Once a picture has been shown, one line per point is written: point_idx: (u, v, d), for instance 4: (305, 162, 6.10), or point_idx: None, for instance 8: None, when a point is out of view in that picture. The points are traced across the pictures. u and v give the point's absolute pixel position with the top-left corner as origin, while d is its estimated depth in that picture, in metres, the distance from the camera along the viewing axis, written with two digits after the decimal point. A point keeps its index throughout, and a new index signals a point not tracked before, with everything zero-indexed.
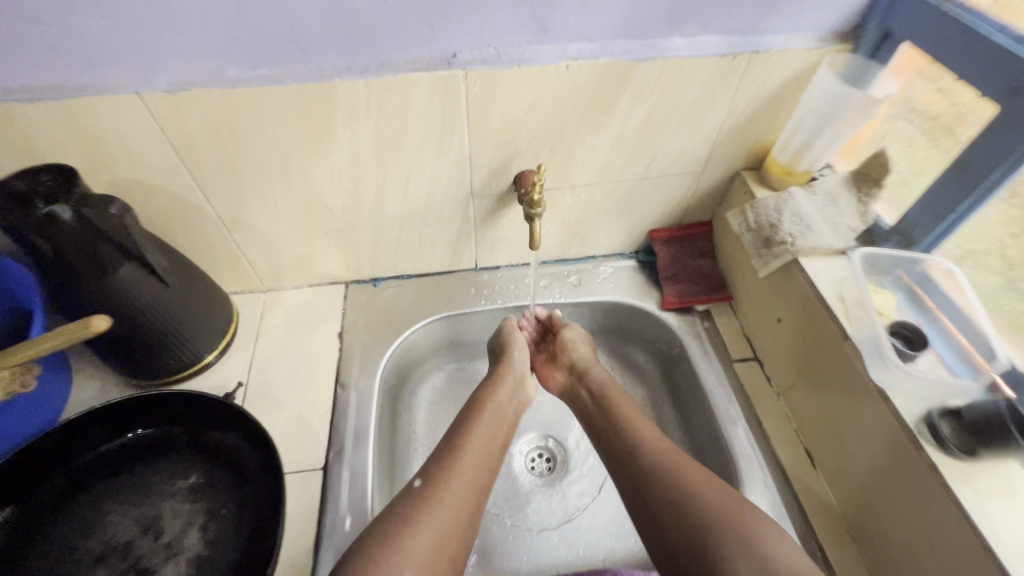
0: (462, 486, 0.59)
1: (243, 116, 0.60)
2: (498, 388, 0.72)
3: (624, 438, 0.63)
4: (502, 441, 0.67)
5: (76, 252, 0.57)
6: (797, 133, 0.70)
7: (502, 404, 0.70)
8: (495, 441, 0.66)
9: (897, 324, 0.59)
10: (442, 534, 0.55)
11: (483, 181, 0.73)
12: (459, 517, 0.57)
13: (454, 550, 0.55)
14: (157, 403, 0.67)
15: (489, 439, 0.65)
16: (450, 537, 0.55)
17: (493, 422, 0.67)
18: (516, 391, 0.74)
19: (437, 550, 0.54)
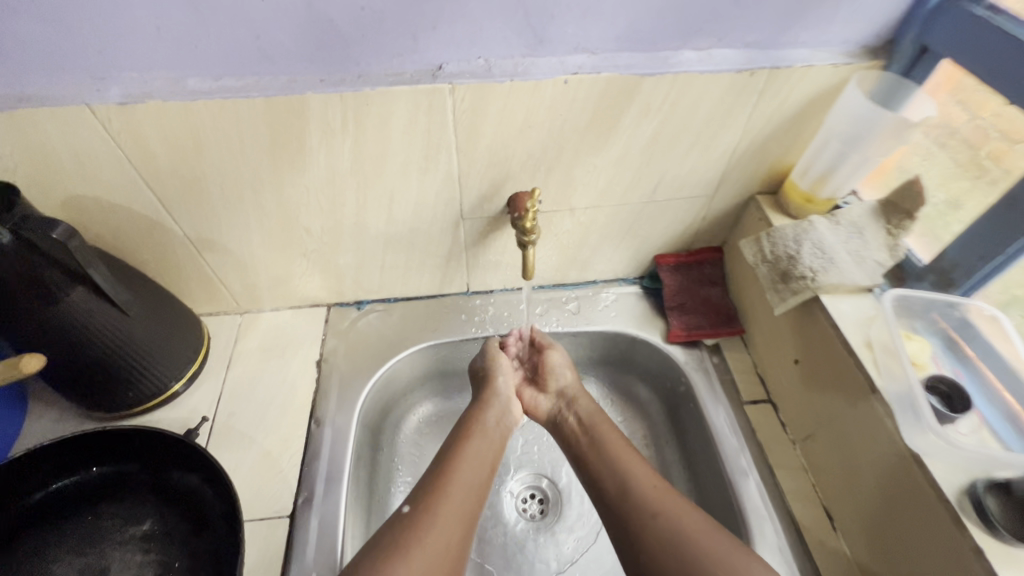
0: (452, 518, 0.54)
1: (207, 130, 0.54)
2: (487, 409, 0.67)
3: (628, 472, 0.58)
4: (492, 468, 0.62)
5: (18, 280, 0.52)
6: (820, 157, 0.64)
7: (490, 428, 0.65)
8: (487, 470, 0.61)
9: (932, 378, 0.53)
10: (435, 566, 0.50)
11: (473, 202, 0.67)
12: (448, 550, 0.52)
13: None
14: (112, 441, 0.61)
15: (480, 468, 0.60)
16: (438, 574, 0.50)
17: (485, 449, 0.63)
18: (504, 415, 0.68)
19: None
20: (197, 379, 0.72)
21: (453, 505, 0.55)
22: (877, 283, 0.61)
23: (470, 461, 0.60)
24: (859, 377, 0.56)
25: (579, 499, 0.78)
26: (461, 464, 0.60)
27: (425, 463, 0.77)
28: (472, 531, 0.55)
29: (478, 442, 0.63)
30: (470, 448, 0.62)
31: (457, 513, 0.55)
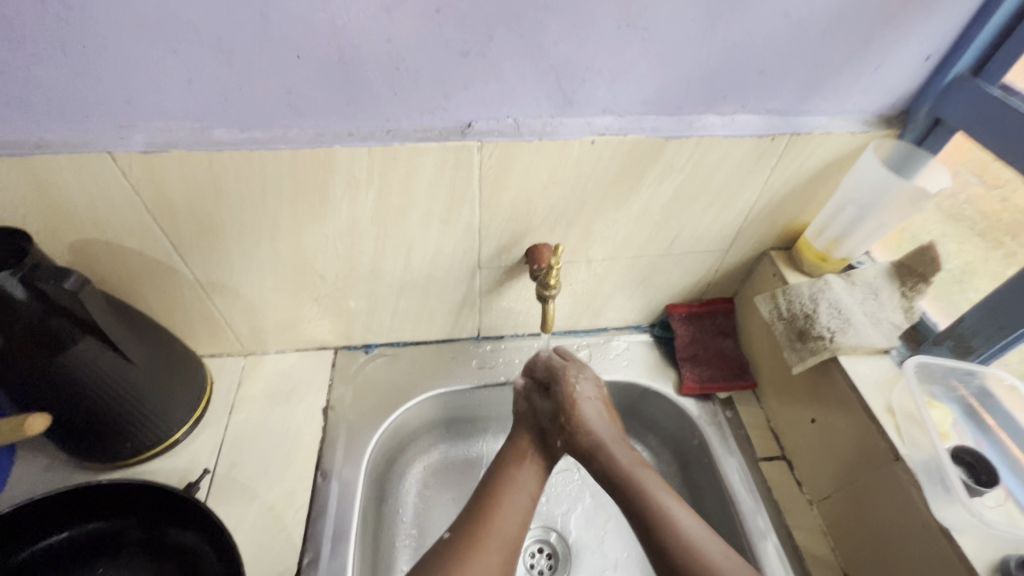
0: (494, 552, 0.51)
1: (229, 179, 0.53)
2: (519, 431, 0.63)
3: (674, 528, 0.51)
4: (533, 504, 0.57)
5: (24, 332, 0.50)
6: (835, 219, 0.65)
7: (525, 448, 0.62)
8: (529, 506, 0.57)
9: (958, 448, 0.53)
10: None
11: (492, 252, 0.66)
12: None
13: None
14: (107, 495, 0.58)
15: (524, 500, 0.57)
16: None
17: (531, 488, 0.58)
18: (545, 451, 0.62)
19: None
20: (197, 426, 0.69)
21: (495, 539, 0.52)
22: (893, 345, 0.62)
23: (512, 495, 0.57)
24: (881, 443, 0.56)
25: (588, 554, 0.74)
26: (501, 496, 0.56)
27: (431, 517, 0.74)
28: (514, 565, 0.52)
29: (518, 476, 0.59)
30: (512, 483, 0.58)
31: (495, 544, 0.52)
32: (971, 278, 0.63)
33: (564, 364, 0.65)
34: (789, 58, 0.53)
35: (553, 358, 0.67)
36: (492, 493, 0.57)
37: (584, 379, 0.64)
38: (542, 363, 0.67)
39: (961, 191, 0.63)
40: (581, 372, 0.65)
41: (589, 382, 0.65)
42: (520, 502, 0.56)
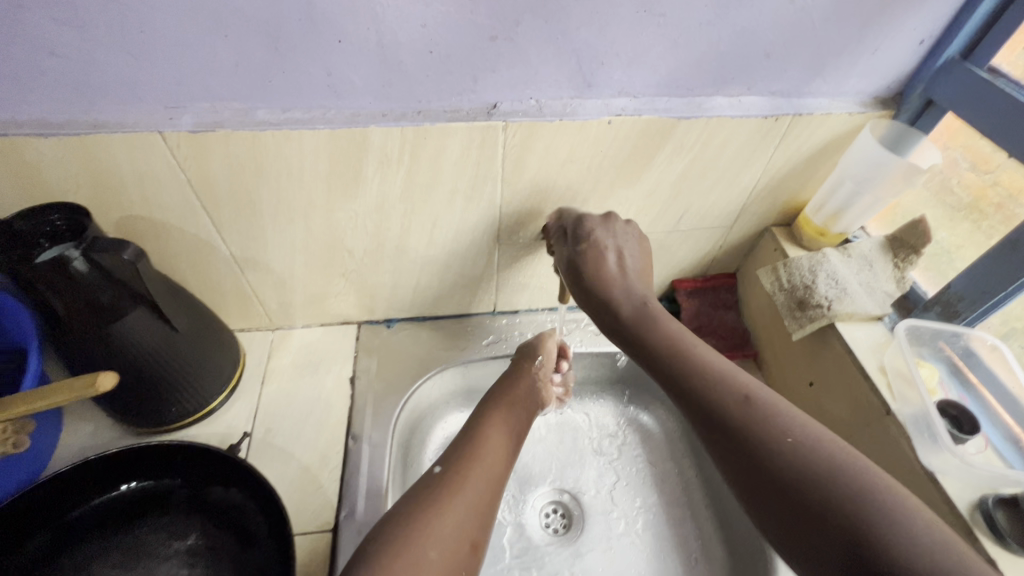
0: (480, 482, 0.56)
1: (269, 158, 0.57)
2: (516, 381, 0.70)
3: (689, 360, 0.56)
4: (516, 446, 0.64)
5: (82, 302, 0.53)
6: (833, 196, 0.70)
7: (517, 398, 0.69)
8: (508, 447, 0.62)
9: (943, 403, 0.58)
10: (468, 514, 0.53)
11: (511, 229, 0.71)
12: (472, 519, 0.53)
13: (474, 536, 0.51)
14: (157, 454, 0.62)
15: (504, 438, 0.63)
16: (469, 523, 0.52)
17: (508, 427, 0.65)
18: (531, 394, 0.71)
19: (461, 530, 0.51)
20: (232, 395, 0.74)
21: (480, 472, 0.57)
22: (885, 312, 0.67)
23: (494, 434, 0.62)
24: (873, 401, 0.61)
25: (600, 513, 0.78)
26: (483, 436, 0.62)
27: None
28: (497, 500, 0.57)
29: (507, 420, 0.65)
30: (495, 428, 0.63)
31: (482, 475, 0.57)
32: (958, 249, 0.68)
33: (599, 227, 0.64)
34: (794, 42, 0.56)
35: (597, 224, 0.65)
36: (479, 434, 0.62)
37: (619, 235, 0.65)
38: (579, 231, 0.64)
39: (953, 175, 0.67)
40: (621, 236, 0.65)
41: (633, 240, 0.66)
42: (499, 441, 0.62)
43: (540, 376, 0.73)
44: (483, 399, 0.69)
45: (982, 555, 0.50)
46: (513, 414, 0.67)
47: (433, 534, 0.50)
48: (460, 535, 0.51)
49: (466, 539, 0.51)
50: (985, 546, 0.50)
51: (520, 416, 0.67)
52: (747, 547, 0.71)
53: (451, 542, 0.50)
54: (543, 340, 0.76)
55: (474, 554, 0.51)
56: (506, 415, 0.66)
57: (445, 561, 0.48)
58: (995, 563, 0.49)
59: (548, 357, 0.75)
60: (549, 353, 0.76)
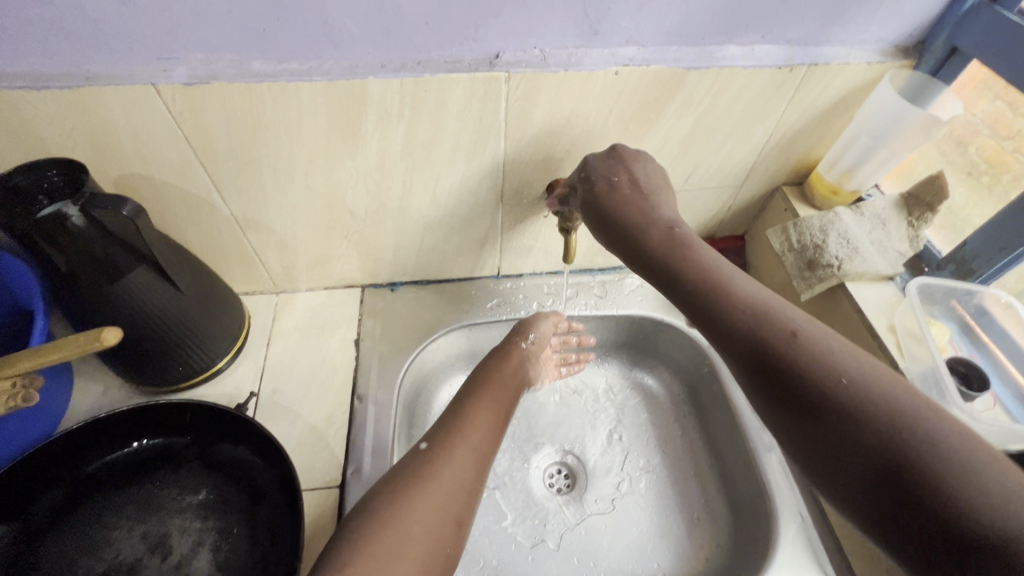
0: (466, 457, 0.56)
1: (267, 111, 0.55)
2: (506, 359, 0.70)
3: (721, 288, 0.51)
4: (503, 420, 0.64)
5: (85, 259, 0.53)
6: (848, 152, 0.68)
7: (506, 377, 0.69)
8: (497, 424, 0.63)
9: (953, 360, 0.57)
10: (454, 489, 0.53)
11: (515, 188, 0.69)
12: (458, 496, 0.53)
13: (459, 514, 0.52)
14: (165, 411, 0.63)
15: (493, 414, 0.63)
16: (454, 499, 0.52)
17: (497, 403, 0.65)
18: (518, 371, 0.70)
19: (446, 505, 0.52)
20: (238, 357, 0.74)
21: (466, 448, 0.57)
22: (897, 271, 0.65)
23: (484, 410, 0.63)
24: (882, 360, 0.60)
25: (603, 473, 0.79)
26: (473, 413, 0.62)
27: None
28: (484, 476, 0.57)
29: (494, 397, 0.65)
30: (485, 405, 0.64)
31: (469, 452, 0.57)
32: (974, 207, 0.66)
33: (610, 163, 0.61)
34: None
35: (602, 162, 0.61)
36: (470, 409, 0.63)
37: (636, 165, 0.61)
38: (586, 172, 0.61)
39: (972, 144, 0.67)
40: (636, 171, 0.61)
41: (652, 175, 0.61)
42: (487, 419, 0.62)
43: (529, 356, 0.73)
44: (471, 376, 0.69)
45: None
46: (504, 392, 0.67)
47: (418, 508, 0.50)
48: (445, 512, 0.51)
49: (450, 516, 0.51)
50: None
51: (511, 395, 0.68)
52: (749, 505, 0.71)
53: (435, 519, 0.50)
54: (537, 319, 0.76)
55: (458, 532, 0.51)
56: (498, 390, 0.67)
57: (430, 534, 0.49)
58: None
59: (541, 338, 0.75)
60: (544, 332, 0.75)
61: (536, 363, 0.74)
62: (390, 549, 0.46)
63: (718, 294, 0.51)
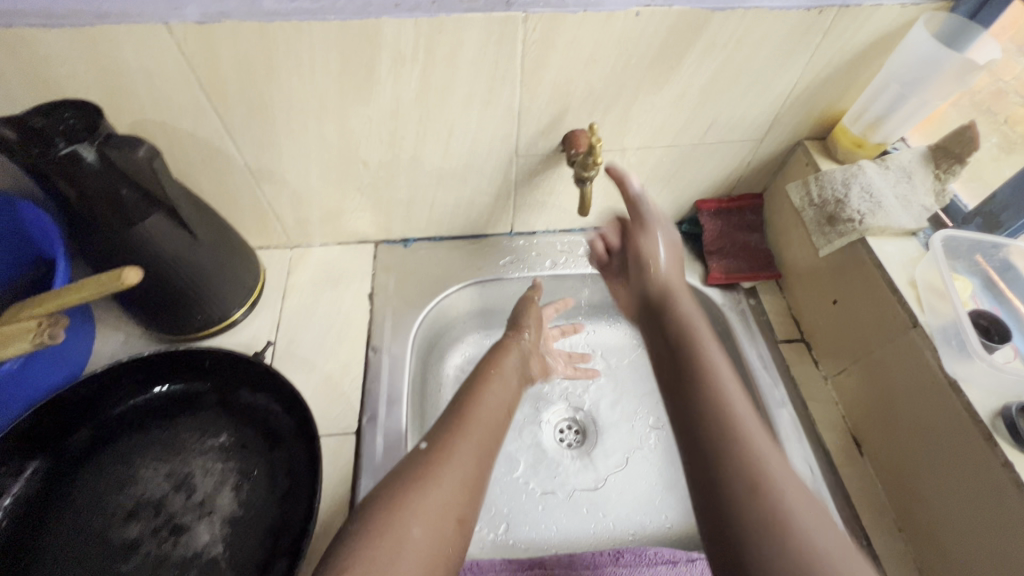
0: (467, 454, 0.54)
1: (280, 54, 0.54)
2: (505, 352, 0.69)
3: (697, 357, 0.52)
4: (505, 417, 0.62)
5: (101, 202, 0.53)
6: (875, 102, 0.65)
7: (507, 375, 0.67)
8: (498, 420, 0.60)
9: (975, 313, 0.56)
10: (454, 489, 0.51)
11: (530, 139, 0.68)
12: (460, 496, 0.51)
13: (462, 514, 0.50)
14: (186, 357, 0.65)
15: (495, 410, 0.60)
16: (454, 500, 0.50)
17: (497, 400, 0.62)
18: (519, 362, 0.70)
19: (446, 505, 0.49)
20: (254, 309, 0.75)
21: (469, 446, 0.55)
22: (921, 226, 0.64)
23: (485, 405, 0.60)
24: (900, 313, 0.59)
25: (614, 430, 0.80)
26: (474, 409, 0.59)
27: None
28: (488, 472, 0.55)
29: (494, 391, 0.63)
30: (484, 398, 0.61)
31: (473, 450, 0.55)
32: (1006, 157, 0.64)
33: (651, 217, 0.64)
34: None
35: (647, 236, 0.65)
36: (466, 403, 0.60)
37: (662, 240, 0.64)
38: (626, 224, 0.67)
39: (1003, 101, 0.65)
40: (658, 221, 0.64)
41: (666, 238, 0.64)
42: (488, 416, 0.59)
43: (530, 349, 0.72)
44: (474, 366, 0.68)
45: (999, 460, 0.49)
46: (503, 388, 0.64)
47: (419, 510, 0.48)
48: (448, 513, 0.49)
49: (454, 517, 0.49)
50: (1002, 452, 0.49)
51: (510, 391, 0.65)
52: None
53: (438, 521, 0.48)
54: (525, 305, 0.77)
55: (459, 531, 0.49)
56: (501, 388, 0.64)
57: (429, 535, 0.47)
58: (1011, 467, 0.48)
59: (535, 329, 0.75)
60: (537, 320, 0.75)
61: (538, 353, 0.74)
62: (388, 555, 0.44)
63: (686, 335, 0.55)
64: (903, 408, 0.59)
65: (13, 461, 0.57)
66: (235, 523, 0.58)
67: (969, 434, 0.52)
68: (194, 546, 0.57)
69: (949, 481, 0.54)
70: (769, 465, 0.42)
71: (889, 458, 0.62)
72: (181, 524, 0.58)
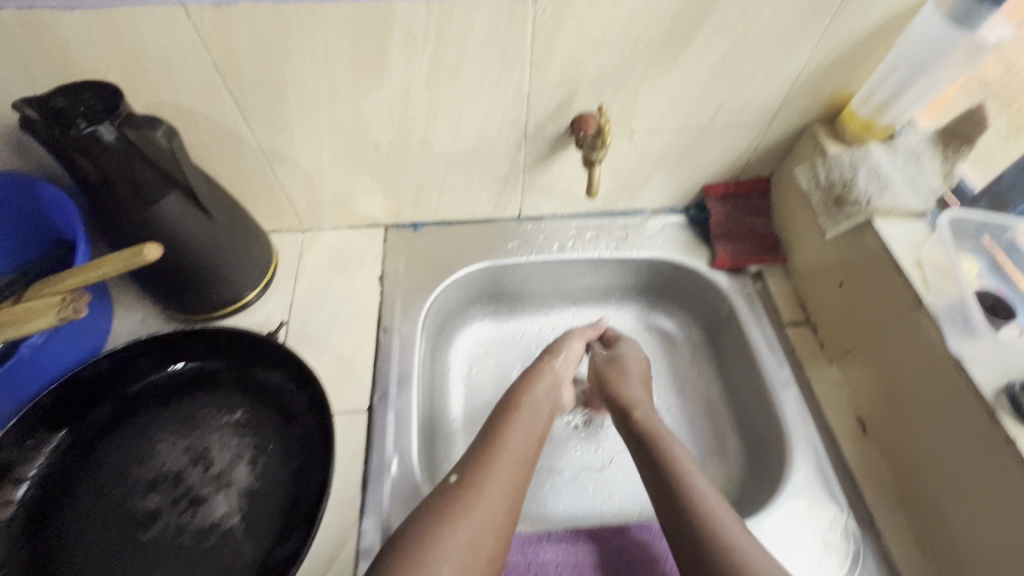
0: (497, 490, 0.54)
1: (294, 35, 0.55)
2: (537, 379, 0.67)
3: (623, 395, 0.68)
4: (536, 446, 0.61)
5: (120, 181, 0.55)
6: (884, 84, 0.65)
7: (540, 403, 0.65)
8: (528, 455, 0.60)
9: (980, 292, 0.57)
10: (485, 527, 0.52)
11: (539, 122, 0.69)
12: (487, 535, 0.52)
13: (492, 551, 0.51)
14: (203, 335, 0.66)
15: (525, 444, 0.60)
16: (484, 539, 0.51)
17: (529, 432, 0.61)
18: (551, 390, 0.68)
19: (475, 544, 0.51)
20: (267, 290, 0.76)
21: (498, 481, 0.55)
22: (928, 208, 0.64)
23: (515, 438, 0.60)
24: (906, 293, 0.59)
25: None
26: (503, 442, 0.59)
27: (477, 379, 0.82)
28: (519, 506, 0.56)
29: (523, 420, 0.62)
30: (514, 428, 0.61)
31: (502, 489, 0.55)
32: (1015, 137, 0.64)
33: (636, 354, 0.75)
34: None
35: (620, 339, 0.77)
36: (493, 435, 0.60)
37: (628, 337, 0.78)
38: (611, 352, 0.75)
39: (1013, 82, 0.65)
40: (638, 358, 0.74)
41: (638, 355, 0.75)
42: (518, 450, 0.59)
43: (562, 376, 0.70)
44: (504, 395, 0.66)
45: (1001, 435, 0.50)
46: (533, 419, 0.63)
47: (447, 550, 0.49)
48: (476, 552, 0.50)
49: (482, 554, 0.50)
50: (1004, 427, 0.50)
51: (540, 421, 0.64)
52: (759, 440, 0.72)
53: (467, 560, 0.50)
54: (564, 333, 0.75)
55: (488, 567, 0.51)
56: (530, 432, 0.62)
57: (460, 574, 0.49)
58: (1013, 442, 0.49)
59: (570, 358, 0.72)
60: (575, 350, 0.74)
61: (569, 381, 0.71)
62: None
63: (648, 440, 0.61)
64: (910, 391, 0.60)
65: (36, 434, 0.59)
66: (252, 495, 0.60)
67: (974, 419, 0.52)
68: (211, 517, 0.58)
69: (959, 506, 0.54)
70: (712, 513, 0.51)
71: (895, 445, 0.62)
72: (199, 496, 0.59)
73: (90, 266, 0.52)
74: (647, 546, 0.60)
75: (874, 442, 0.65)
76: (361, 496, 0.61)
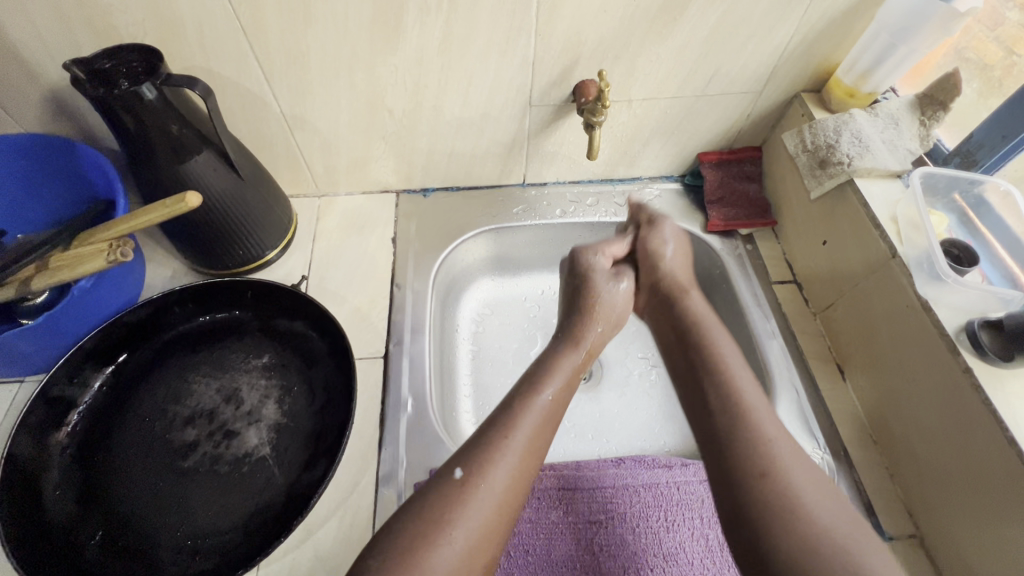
0: (504, 484, 0.51)
1: (316, 2, 0.60)
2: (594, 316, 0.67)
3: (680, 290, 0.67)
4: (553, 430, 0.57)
5: (159, 137, 0.59)
6: (866, 54, 0.70)
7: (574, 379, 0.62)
8: (540, 442, 0.55)
9: (949, 243, 0.62)
10: (483, 534, 0.48)
11: (543, 90, 0.73)
12: (486, 539, 0.49)
13: (488, 558, 0.48)
14: (229, 286, 0.72)
15: (540, 433, 0.55)
16: (478, 553, 0.48)
17: (539, 426, 0.55)
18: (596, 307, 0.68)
19: (474, 548, 0.48)
20: (287, 250, 0.81)
21: (503, 471, 0.51)
22: (906, 168, 0.69)
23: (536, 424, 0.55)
24: (881, 245, 0.65)
25: (617, 367, 0.86)
26: (516, 432, 0.54)
27: (483, 335, 0.88)
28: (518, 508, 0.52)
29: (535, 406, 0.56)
30: (536, 410, 0.56)
31: (508, 487, 0.51)
32: (986, 100, 0.69)
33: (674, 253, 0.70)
34: None
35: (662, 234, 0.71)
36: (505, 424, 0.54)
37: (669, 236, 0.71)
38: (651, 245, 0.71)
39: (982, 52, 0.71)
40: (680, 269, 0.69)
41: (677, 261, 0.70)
42: (529, 441, 0.54)
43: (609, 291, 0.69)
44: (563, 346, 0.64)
45: (960, 365, 0.55)
46: (552, 410, 0.57)
47: (446, 557, 0.46)
48: (475, 557, 0.47)
49: (479, 562, 0.48)
50: (964, 359, 0.55)
51: (558, 406, 0.58)
52: None
53: (464, 568, 0.47)
54: (591, 257, 0.71)
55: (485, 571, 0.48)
56: (538, 399, 0.57)
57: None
58: (970, 371, 0.54)
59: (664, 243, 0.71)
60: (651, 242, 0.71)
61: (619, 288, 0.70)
62: None
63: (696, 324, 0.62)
64: (886, 336, 0.65)
65: (83, 372, 0.65)
66: (280, 428, 0.66)
67: (942, 359, 0.57)
68: (244, 448, 0.64)
69: (972, 458, 0.54)
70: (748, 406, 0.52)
71: (875, 388, 0.67)
72: (232, 430, 0.65)
73: (138, 210, 0.58)
74: (634, 474, 0.66)
75: (852, 386, 0.71)
76: (380, 431, 0.66)
